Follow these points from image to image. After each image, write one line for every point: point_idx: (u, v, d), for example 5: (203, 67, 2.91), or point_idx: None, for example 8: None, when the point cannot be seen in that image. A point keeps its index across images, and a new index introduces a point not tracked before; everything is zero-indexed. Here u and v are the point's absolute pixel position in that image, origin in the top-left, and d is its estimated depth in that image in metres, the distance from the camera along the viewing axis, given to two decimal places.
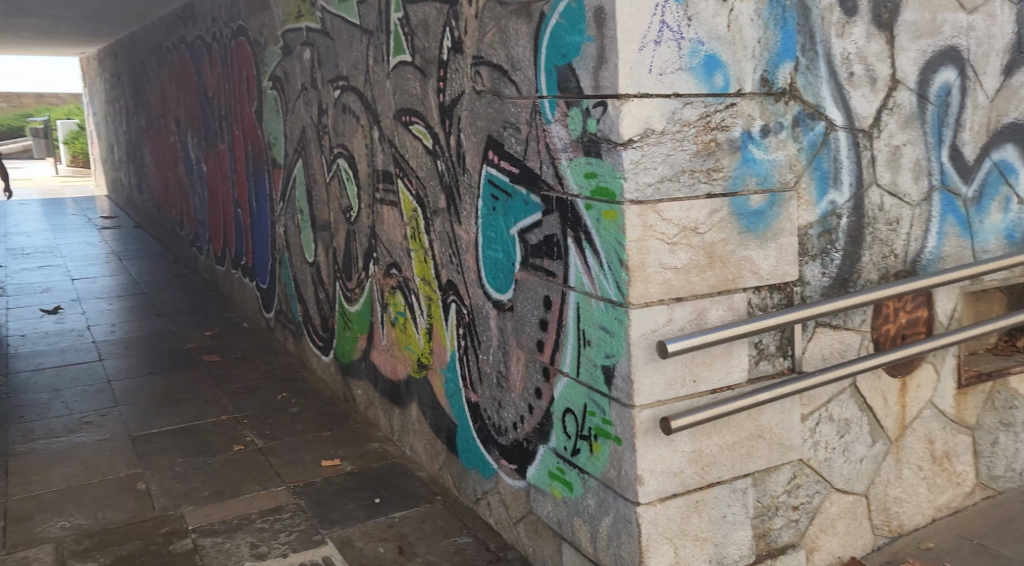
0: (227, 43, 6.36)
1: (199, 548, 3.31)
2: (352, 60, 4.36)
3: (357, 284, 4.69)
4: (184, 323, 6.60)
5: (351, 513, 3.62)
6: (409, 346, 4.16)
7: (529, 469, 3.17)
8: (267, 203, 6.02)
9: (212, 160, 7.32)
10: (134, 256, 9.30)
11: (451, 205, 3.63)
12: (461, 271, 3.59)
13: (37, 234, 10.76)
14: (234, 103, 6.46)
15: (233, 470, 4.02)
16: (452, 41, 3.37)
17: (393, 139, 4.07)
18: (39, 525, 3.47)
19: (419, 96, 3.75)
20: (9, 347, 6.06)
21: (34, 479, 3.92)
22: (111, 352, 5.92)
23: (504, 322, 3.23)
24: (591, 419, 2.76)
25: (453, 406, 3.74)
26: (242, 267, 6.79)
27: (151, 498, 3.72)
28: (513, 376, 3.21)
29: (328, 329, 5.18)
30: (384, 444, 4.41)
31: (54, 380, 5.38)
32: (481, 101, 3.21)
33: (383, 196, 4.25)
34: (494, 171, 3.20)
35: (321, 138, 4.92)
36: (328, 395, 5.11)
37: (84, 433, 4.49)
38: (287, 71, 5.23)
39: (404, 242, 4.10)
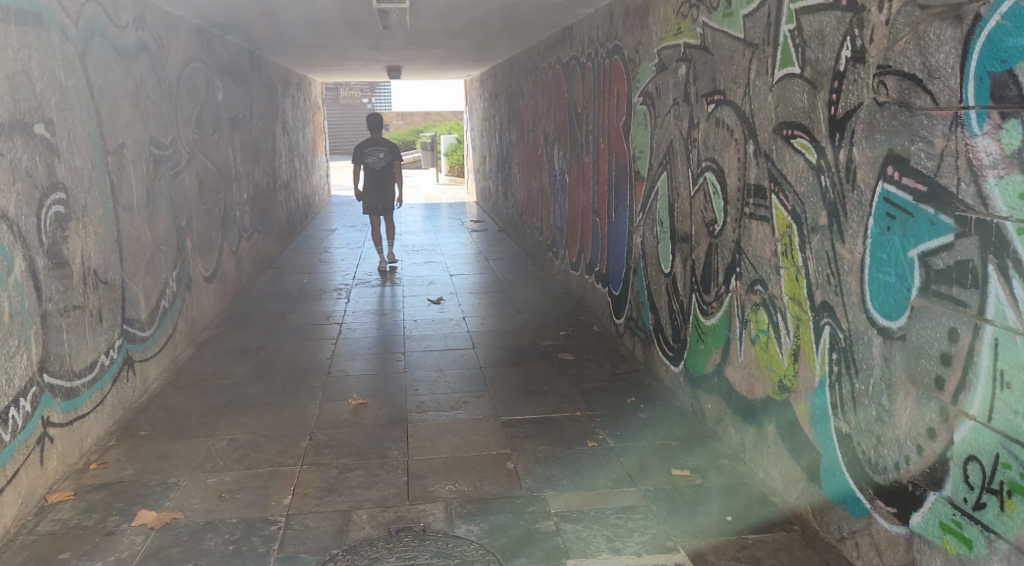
0: (602, 62, 6.68)
1: (561, 531, 3.79)
2: (731, 74, 4.33)
3: (715, 298, 4.64)
4: (543, 322, 7.08)
5: (701, 525, 3.82)
6: (771, 365, 4.05)
7: (913, 516, 3.12)
8: (626, 214, 6.23)
9: (576, 172, 7.74)
10: (500, 258, 10.13)
11: (834, 223, 3.47)
12: (841, 293, 3.45)
13: (422, 235, 12.19)
14: (603, 118, 6.77)
15: (588, 464, 4.41)
16: (853, 51, 3.29)
17: (770, 154, 3.95)
18: (433, 485, 4.24)
19: (806, 109, 3.64)
20: (403, 330, 6.97)
21: (428, 444, 4.70)
22: (483, 342, 6.55)
23: (892, 351, 3.17)
24: (1005, 473, 2.69)
25: (820, 434, 3.67)
26: (596, 273, 7.09)
27: (519, 479, 4.27)
28: (899, 412, 3.17)
29: (678, 340, 5.21)
30: (735, 462, 4.40)
31: (439, 362, 6.10)
32: (883, 112, 3.14)
33: (753, 210, 4.15)
34: (891, 188, 3.13)
35: (689, 151, 4.92)
36: (676, 405, 5.16)
37: (463, 411, 5.19)
38: (660, 87, 5.36)
39: (773, 258, 3.98)
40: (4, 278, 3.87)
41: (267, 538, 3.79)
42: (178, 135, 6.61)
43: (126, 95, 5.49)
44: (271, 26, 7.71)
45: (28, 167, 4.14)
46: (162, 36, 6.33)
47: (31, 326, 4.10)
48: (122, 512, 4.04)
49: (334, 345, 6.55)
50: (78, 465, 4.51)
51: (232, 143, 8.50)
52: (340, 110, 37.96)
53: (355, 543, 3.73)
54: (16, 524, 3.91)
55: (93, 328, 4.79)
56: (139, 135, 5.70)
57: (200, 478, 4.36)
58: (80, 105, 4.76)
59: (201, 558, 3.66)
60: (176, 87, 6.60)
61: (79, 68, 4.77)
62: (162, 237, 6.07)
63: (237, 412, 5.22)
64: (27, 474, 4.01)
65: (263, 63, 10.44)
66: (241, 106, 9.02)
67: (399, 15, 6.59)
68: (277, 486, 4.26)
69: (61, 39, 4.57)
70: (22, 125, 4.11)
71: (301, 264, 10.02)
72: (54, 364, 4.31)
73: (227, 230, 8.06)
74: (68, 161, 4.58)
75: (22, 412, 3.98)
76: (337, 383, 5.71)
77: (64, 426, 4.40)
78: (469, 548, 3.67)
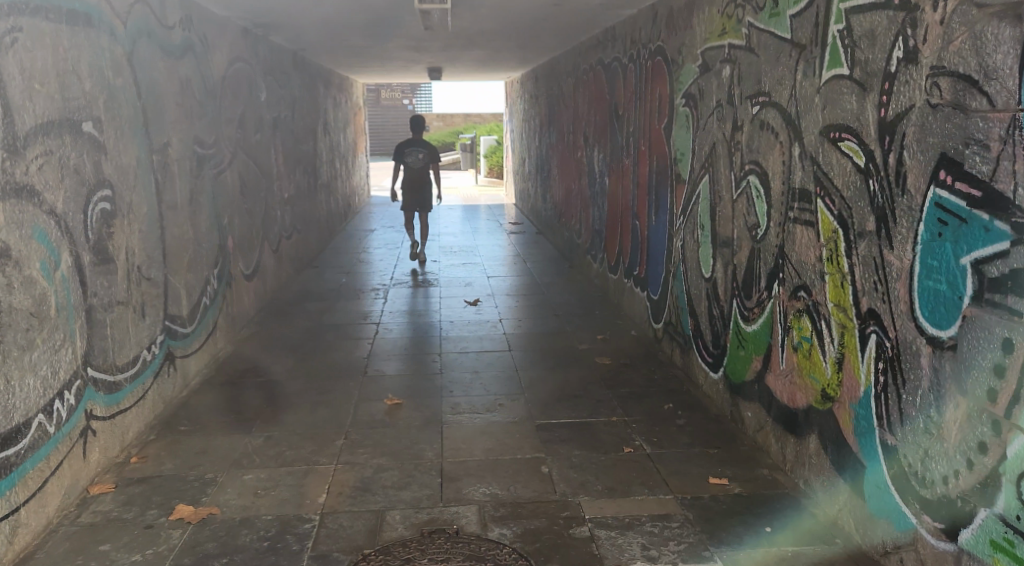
0: (644, 63, 6.62)
1: (595, 538, 3.74)
2: (777, 75, 4.24)
3: (756, 304, 4.55)
4: (580, 326, 7.03)
5: (740, 536, 3.74)
6: (814, 374, 3.96)
7: (962, 532, 3.01)
8: (666, 217, 6.15)
9: (616, 174, 7.68)
10: (537, 260, 10.09)
11: (882, 228, 3.38)
12: (888, 300, 3.36)
13: (460, 236, 12.19)
14: (644, 120, 6.70)
15: (623, 470, 4.35)
16: (905, 51, 3.20)
17: (816, 157, 3.86)
18: (466, 487, 4.21)
19: (854, 111, 3.55)
20: (439, 331, 6.96)
21: (462, 446, 4.68)
22: (518, 345, 6.52)
23: (942, 362, 3.07)
24: None
25: (864, 446, 3.58)
26: (635, 277, 7.02)
27: (553, 483, 4.23)
28: (948, 424, 3.07)
29: (718, 346, 5.12)
30: (775, 472, 4.31)
31: (474, 364, 6.08)
32: (936, 115, 3.05)
33: (798, 215, 4.06)
34: (944, 193, 3.03)
35: (733, 154, 4.82)
36: (714, 412, 5.07)
37: (498, 413, 5.16)
38: (703, 88, 5.28)
39: (818, 264, 3.88)
40: (51, 273, 3.93)
41: (301, 536, 3.79)
42: (221, 135, 6.67)
43: (171, 95, 5.55)
44: (314, 27, 7.76)
45: (76, 164, 4.21)
46: (208, 37, 6.39)
47: (76, 320, 4.16)
48: (161, 506, 4.07)
49: (370, 345, 6.57)
50: (119, 458, 4.57)
51: (274, 143, 8.57)
52: (381, 111, 38.20)
53: (387, 543, 3.71)
54: (59, 515, 3.97)
55: (137, 323, 4.85)
56: (183, 134, 5.77)
57: (236, 474, 4.38)
58: (127, 104, 4.82)
59: (237, 553, 3.67)
60: (220, 87, 6.67)
61: (126, 68, 4.84)
62: (204, 235, 6.13)
63: (275, 410, 5.24)
64: (70, 466, 4.07)
65: (305, 64, 10.52)
66: (284, 107, 9.10)
67: (440, 16, 6.58)
68: (312, 484, 4.27)
69: (110, 38, 4.64)
70: (71, 123, 4.17)
71: (339, 263, 10.08)
72: (97, 358, 4.37)
73: (268, 229, 8.12)
74: (114, 159, 4.64)
75: (66, 405, 4.04)
76: (373, 383, 5.72)
77: (106, 419, 4.46)
78: (502, 552, 3.63)
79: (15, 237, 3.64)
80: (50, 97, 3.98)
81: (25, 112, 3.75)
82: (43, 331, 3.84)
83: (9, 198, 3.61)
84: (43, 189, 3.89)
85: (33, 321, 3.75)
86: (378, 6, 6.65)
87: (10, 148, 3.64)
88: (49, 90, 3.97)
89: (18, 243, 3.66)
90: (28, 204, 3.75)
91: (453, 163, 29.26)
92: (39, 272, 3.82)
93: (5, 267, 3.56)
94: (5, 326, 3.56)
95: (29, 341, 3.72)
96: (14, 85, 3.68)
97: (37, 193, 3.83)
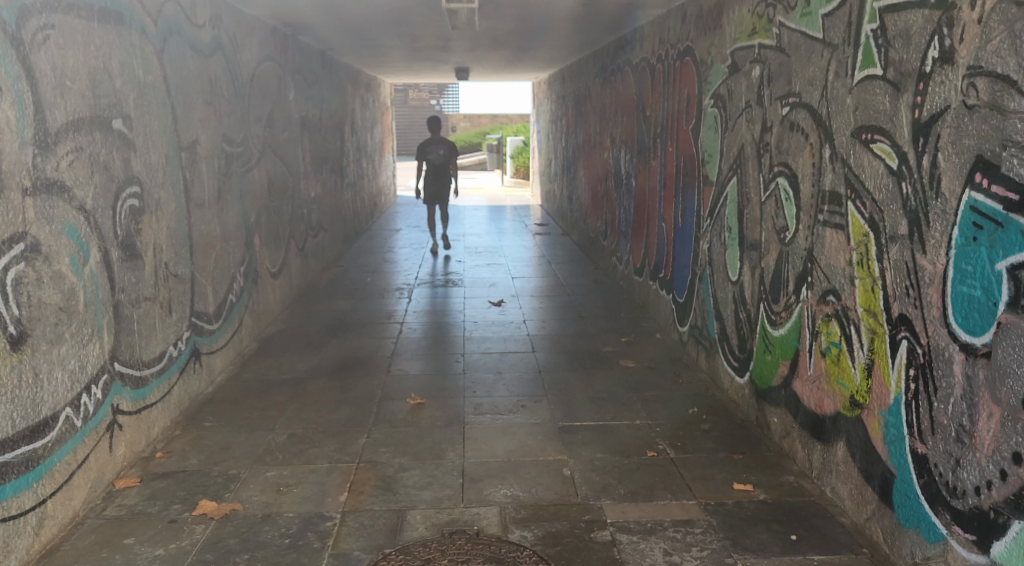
0: (672, 63, 6.57)
1: (616, 542, 3.70)
2: (808, 76, 4.17)
3: (784, 308, 4.48)
4: (604, 328, 6.98)
5: (764, 543, 3.68)
6: (843, 380, 3.89)
7: (995, 545, 2.94)
8: (693, 219, 6.10)
9: (642, 175, 7.63)
10: (562, 261, 10.07)
11: (914, 232, 3.32)
12: (920, 306, 3.29)
13: (485, 236, 12.17)
14: (672, 121, 6.65)
15: (646, 474, 4.31)
16: (940, 51, 3.14)
17: (847, 159, 3.79)
18: (488, 488, 4.19)
19: (888, 112, 3.48)
20: (463, 331, 6.96)
21: (484, 447, 4.66)
22: (542, 346, 6.49)
23: (975, 369, 3.00)
24: None
25: (893, 454, 3.51)
26: (661, 279, 6.96)
27: (575, 486, 4.20)
28: (980, 433, 3.00)
29: (745, 350, 5.05)
30: (801, 479, 4.24)
31: (497, 365, 6.06)
32: (973, 116, 2.98)
33: (827, 218, 3.99)
34: (979, 196, 2.96)
35: (762, 156, 4.76)
36: (740, 417, 5.01)
37: (520, 415, 5.13)
38: (732, 89, 5.22)
39: (847, 268, 3.82)
40: (80, 268, 3.96)
41: (322, 534, 3.79)
42: (249, 133, 6.72)
43: (201, 93, 5.59)
44: (343, 27, 7.79)
45: (106, 161, 4.25)
46: (237, 36, 6.43)
47: (104, 315, 4.19)
48: (184, 501, 4.09)
49: (394, 344, 6.58)
50: (145, 452, 4.60)
51: (302, 143, 8.63)
52: (409, 111, 38.38)
53: (407, 543, 3.70)
54: (85, 508, 4.00)
55: (164, 319, 4.88)
56: (212, 132, 5.81)
57: (260, 471, 4.39)
58: (157, 102, 4.86)
59: (258, 550, 3.68)
60: (249, 86, 6.71)
61: (156, 65, 4.88)
62: (231, 232, 6.17)
63: (298, 407, 5.27)
64: (97, 459, 4.11)
65: (334, 63, 10.57)
66: (312, 106, 9.15)
67: (468, 16, 6.57)
68: (334, 481, 4.27)
69: (141, 37, 4.68)
70: (102, 119, 4.21)
71: (365, 262, 10.11)
72: (125, 353, 4.41)
73: (295, 227, 8.17)
74: (144, 156, 4.68)
75: (94, 399, 4.08)
76: (396, 382, 5.72)
77: (132, 414, 4.49)
78: (522, 554, 3.61)
79: (45, 232, 3.68)
80: (82, 94, 4.02)
81: (56, 108, 3.79)
82: (71, 325, 3.87)
83: (40, 193, 3.65)
84: (73, 184, 3.93)
85: (61, 315, 3.79)
86: (407, 6, 6.65)
87: (41, 144, 3.67)
88: (81, 87, 4.01)
89: (48, 239, 3.70)
90: (58, 199, 3.79)
91: (479, 164, 29.31)
92: (68, 267, 3.86)
93: (35, 262, 3.60)
94: (34, 320, 3.59)
95: (57, 335, 3.76)
96: (46, 81, 3.72)
97: (68, 188, 3.87)
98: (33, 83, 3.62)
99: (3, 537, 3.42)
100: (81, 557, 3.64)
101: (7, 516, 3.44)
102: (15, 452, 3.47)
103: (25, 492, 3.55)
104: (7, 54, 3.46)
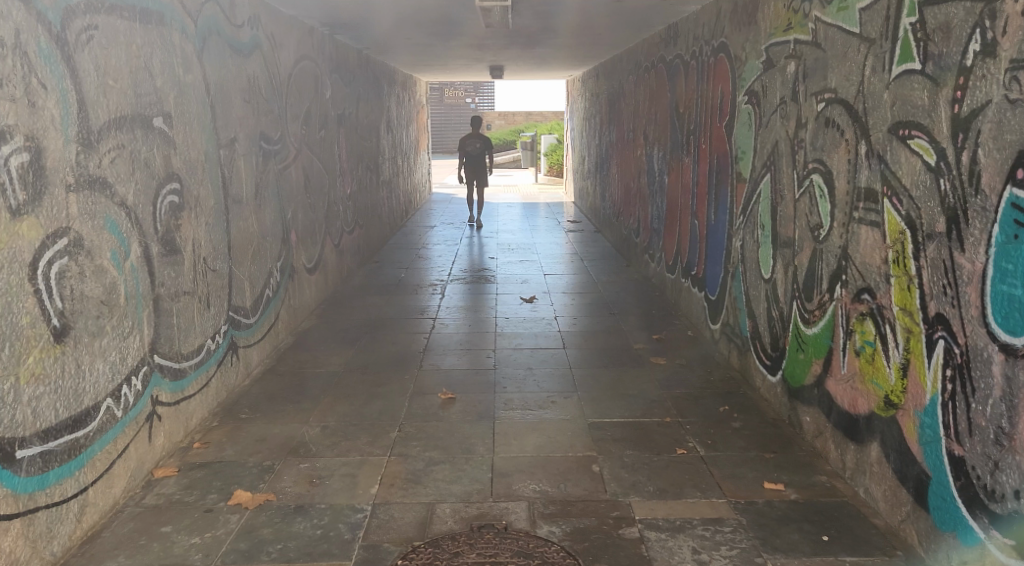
0: (707, 60, 6.52)
1: (645, 539, 3.70)
2: (845, 71, 4.12)
3: (818, 307, 4.44)
4: (636, 325, 6.98)
5: (795, 543, 3.66)
6: (879, 380, 3.84)
7: None
8: (726, 216, 6.06)
9: (675, 173, 7.60)
10: (594, 258, 10.08)
11: (953, 230, 3.27)
12: (958, 305, 3.25)
13: (518, 233, 12.23)
14: (705, 117, 6.62)
15: (676, 472, 4.30)
16: (982, 44, 3.09)
17: (883, 155, 3.75)
18: (517, 483, 4.21)
19: (926, 108, 3.43)
20: (495, 327, 7.00)
21: (513, 443, 4.68)
22: (573, 343, 6.50)
23: (1016, 370, 2.95)
24: None
25: (929, 456, 3.46)
26: (693, 277, 6.93)
27: (604, 483, 4.20)
28: (1020, 436, 2.95)
29: (777, 349, 5.01)
30: (834, 480, 4.19)
31: (528, 361, 6.09)
32: (1016, 111, 2.93)
33: (863, 216, 3.95)
34: (1021, 193, 2.91)
35: (796, 154, 4.71)
36: (772, 416, 4.97)
37: (551, 411, 5.15)
38: (767, 85, 5.17)
39: (883, 266, 3.77)
40: (121, 263, 4.06)
41: (353, 526, 3.84)
42: (286, 131, 6.81)
43: (239, 91, 5.69)
44: (379, 26, 7.85)
45: (147, 158, 4.34)
46: (275, 35, 6.53)
47: (144, 309, 4.29)
48: (220, 491, 4.18)
49: (427, 340, 6.63)
50: (183, 443, 4.70)
51: (338, 140, 8.73)
52: (444, 110, 38.55)
53: (436, 536, 3.74)
54: (125, 495, 4.11)
55: (202, 313, 4.98)
56: (250, 131, 5.90)
57: (294, 462, 4.47)
58: (197, 99, 4.96)
59: (291, 540, 3.74)
60: (287, 84, 6.81)
61: (196, 65, 4.98)
62: (268, 229, 6.27)
63: (332, 401, 5.34)
64: (137, 448, 4.21)
65: (369, 62, 10.66)
66: (348, 104, 9.23)
67: (501, 13, 6.58)
68: (366, 475, 4.32)
69: (181, 36, 4.77)
70: (143, 118, 4.31)
71: (399, 259, 10.18)
72: (164, 346, 4.50)
73: (330, 224, 8.27)
74: (183, 153, 4.78)
75: (134, 390, 4.18)
76: (429, 377, 5.77)
77: (171, 405, 4.59)
78: (550, 550, 3.62)
79: (87, 227, 3.77)
80: (123, 93, 4.11)
81: (99, 106, 3.89)
82: (113, 319, 3.97)
83: (82, 189, 3.74)
84: (114, 181, 4.02)
85: (103, 309, 3.88)
86: (441, 4, 6.70)
87: (85, 141, 3.77)
88: (122, 85, 4.10)
89: (90, 234, 3.79)
90: (100, 196, 3.88)
91: (513, 161, 29.38)
92: (110, 262, 3.95)
93: (78, 256, 3.69)
94: (76, 313, 3.69)
95: (99, 328, 3.86)
96: (89, 80, 3.82)
97: (109, 185, 3.96)
98: (76, 82, 3.72)
99: (47, 523, 3.52)
100: (121, 543, 3.73)
101: (51, 501, 3.55)
102: (58, 441, 3.58)
103: (68, 479, 3.65)
104: (52, 54, 3.55)
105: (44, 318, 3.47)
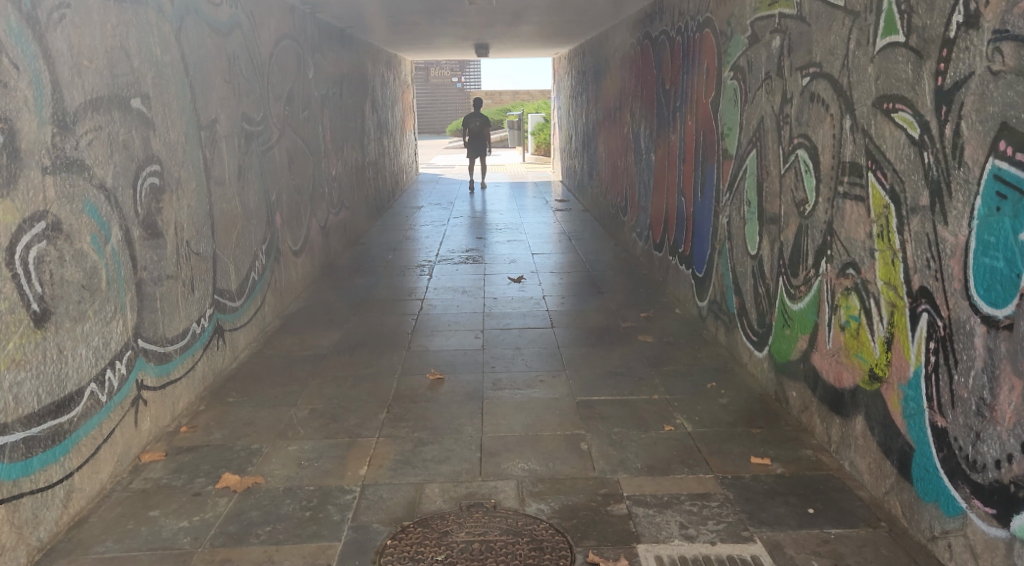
0: (693, 35, 6.46)
1: (633, 515, 3.72)
2: (829, 45, 4.10)
3: (804, 282, 4.44)
4: (624, 303, 6.97)
5: (781, 517, 3.68)
6: (864, 353, 3.85)
7: (1015, 519, 2.92)
8: (713, 193, 6.04)
9: (662, 149, 7.54)
10: (582, 236, 10.06)
11: (937, 203, 3.26)
12: (941, 277, 3.25)
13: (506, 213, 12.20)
14: (692, 93, 6.55)
15: (664, 449, 4.31)
16: (965, 16, 3.07)
17: (868, 129, 3.74)
18: (505, 462, 4.22)
19: (910, 81, 3.41)
20: (483, 307, 6.98)
21: (502, 422, 4.68)
22: (562, 322, 6.49)
23: (997, 342, 2.96)
24: None
25: (913, 428, 3.47)
26: (681, 254, 6.90)
27: (592, 460, 4.21)
28: (1002, 407, 2.96)
29: (765, 325, 5.01)
30: (820, 453, 4.21)
31: (516, 341, 6.08)
32: (998, 83, 2.93)
33: (848, 190, 3.93)
34: (1003, 164, 2.91)
35: (781, 129, 4.69)
36: (759, 392, 4.98)
37: (539, 389, 5.15)
38: (752, 60, 5.14)
39: (868, 241, 3.77)
40: (102, 247, 4.01)
41: (342, 507, 3.84)
42: (269, 112, 6.74)
43: (219, 72, 5.61)
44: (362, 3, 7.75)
45: (125, 140, 4.29)
46: (255, 14, 6.44)
47: (127, 293, 4.26)
48: (208, 474, 4.16)
49: (416, 321, 6.60)
50: (169, 427, 4.68)
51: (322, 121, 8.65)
52: (430, 90, 38.35)
53: (425, 516, 3.74)
54: (112, 481, 4.08)
55: (186, 296, 4.94)
56: (231, 111, 5.83)
57: (281, 445, 4.45)
58: (176, 81, 4.89)
59: (279, 522, 3.74)
60: (268, 65, 6.73)
61: (174, 45, 4.90)
62: (252, 211, 6.21)
63: (319, 383, 5.33)
64: (123, 433, 4.19)
65: (353, 41, 10.53)
66: (331, 83, 9.15)
67: None
68: (353, 456, 4.31)
69: (157, 15, 4.69)
70: (120, 99, 4.25)
71: (387, 239, 10.13)
72: (148, 330, 4.47)
73: (316, 205, 8.22)
74: (163, 135, 4.72)
75: (118, 374, 4.15)
76: (417, 357, 5.76)
77: (157, 389, 4.57)
78: (539, 527, 3.63)
79: (66, 211, 3.73)
80: (99, 73, 4.05)
81: (74, 88, 3.83)
82: (94, 303, 3.93)
83: (60, 172, 3.69)
84: (93, 163, 3.97)
85: (84, 293, 3.85)
86: None
87: (60, 123, 3.72)
88: (98, 66, 4.04)
89: (69, 218, 3.75)
90: (78, 178, 3.83)
91: (500, 141, 29.35)
92: (90, 245, 3.91)
93: (57, 240, 3.65)
94: (57, 298, 3.65)
95: (81, 312, 3.82)
96: (63, 61, 3.75)
97: (87, 167, 3.91)
98: (50, 63, 3.66)
99: (32, 509, 3.50)
100: (108, 528, 3.72)
101: (36, 488, 3.53)
102: (41, 427, 3.55)
103: (52, 465, 3.63)
104: (23, 33, 3.49)
105: (24, 304, 3.43)
